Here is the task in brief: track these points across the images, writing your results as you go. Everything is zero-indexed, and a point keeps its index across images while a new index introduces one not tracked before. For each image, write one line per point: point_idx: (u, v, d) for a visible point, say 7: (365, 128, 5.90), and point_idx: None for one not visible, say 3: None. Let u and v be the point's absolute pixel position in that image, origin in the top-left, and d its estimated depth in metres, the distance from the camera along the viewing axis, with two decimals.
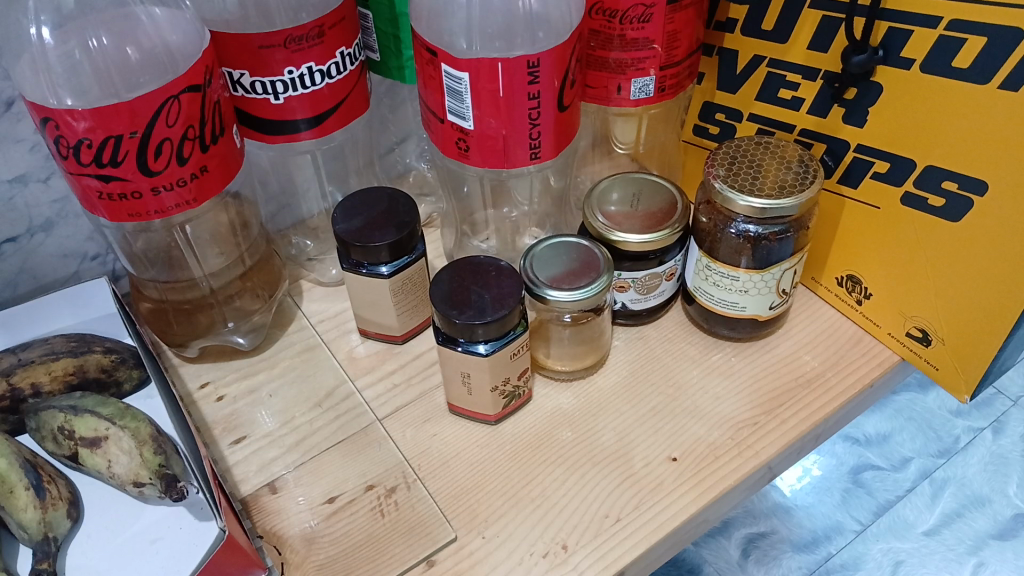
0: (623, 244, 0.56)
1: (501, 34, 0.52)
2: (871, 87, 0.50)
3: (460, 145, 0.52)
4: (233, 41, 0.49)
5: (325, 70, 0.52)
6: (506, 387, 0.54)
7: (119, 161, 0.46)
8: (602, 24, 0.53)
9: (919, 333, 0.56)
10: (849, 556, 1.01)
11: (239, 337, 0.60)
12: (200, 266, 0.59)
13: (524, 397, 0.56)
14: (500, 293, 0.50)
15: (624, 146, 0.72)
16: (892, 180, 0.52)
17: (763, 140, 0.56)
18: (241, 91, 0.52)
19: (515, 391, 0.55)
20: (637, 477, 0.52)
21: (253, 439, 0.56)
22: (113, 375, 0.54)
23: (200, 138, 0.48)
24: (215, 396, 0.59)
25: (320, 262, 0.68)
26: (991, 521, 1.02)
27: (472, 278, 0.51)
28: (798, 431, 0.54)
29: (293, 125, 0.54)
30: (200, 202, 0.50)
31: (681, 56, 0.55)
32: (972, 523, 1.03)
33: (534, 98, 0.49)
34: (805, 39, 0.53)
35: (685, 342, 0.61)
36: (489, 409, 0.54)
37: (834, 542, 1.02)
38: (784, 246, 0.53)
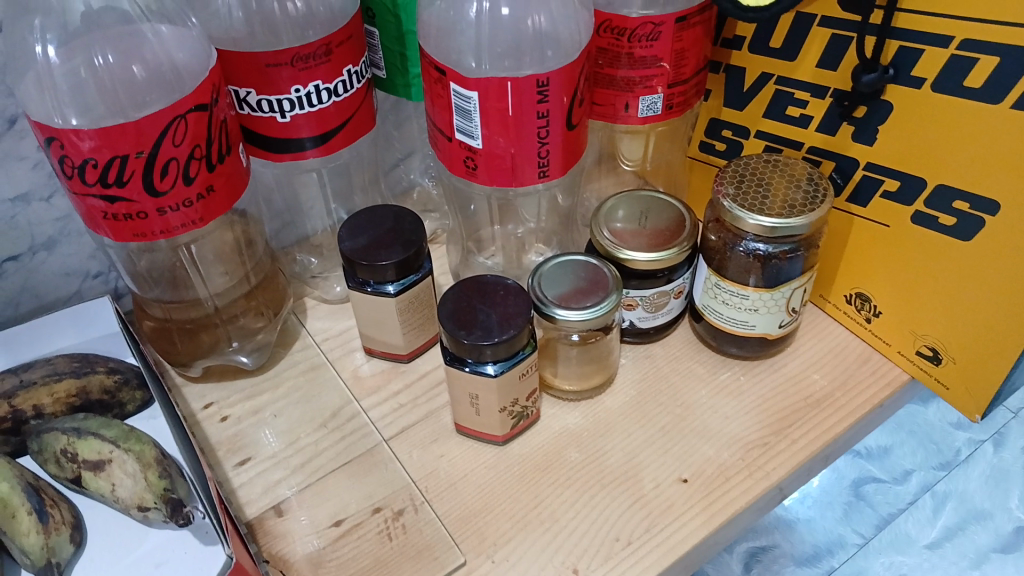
0: (631, 262, 0.56)
1: (510, 53, 0.50)
2: (881, 106, 0.50)
3: (468, 163, 0.51)
4: (240, 59, 0.49)
5: (332, 88, 0.52)
6: (514, 409, 0.53)
7: (124, 181, 0.45)
8: (610, 41, 0.52)
9: (929, 351, 0.56)
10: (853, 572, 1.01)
11: (243, 356, 0.60)
12: (205, 285, 0.58)
13: (532, 418, 0.56)
14: (503, 315, 0.50)
15: (632, 164, 0.70)
16: (903, 200, 0.52)
17: (771, 159, 0.56)
18: (246, 109, 0.52)
19: (523, 411, 0.54)
20: (647, 499, 0.52)
21: (257, 460, 0.55)
22: (116, 397, 0.54)
23: (206, 158, 0.48)
24: (219, 416, 0.58)
25: (325, 279, 0.67)
26: (992, 536, 1.03)
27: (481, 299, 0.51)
28: (809, 452, 0.54)
29: (298, 143, 0.53)
30: (206, 221, 0.49)
31: (689, 75, 0.54)
32: (973, 537, 1.03)
33: (543, 117, 0.49)
34: (814, 58, 0.52)
35: (693, 361, 0.60)
36: (498, 429, 0.54)
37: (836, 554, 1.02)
38: (794, 265, 0.53)
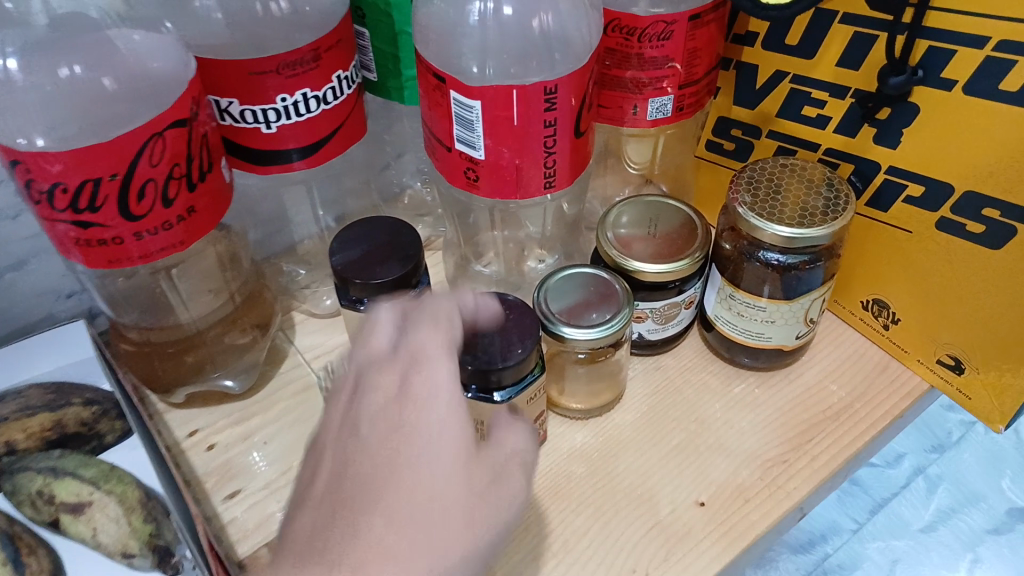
0: (640, 274, 0.53)
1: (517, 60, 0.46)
2: (906, 108, 0.47)
3: (469, 174, 0.48)
4: (220, 67, 0.45)
5: (321, 96, 0.48)
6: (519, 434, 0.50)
7: (97, 206, 0.41)
8: (619, 41, 0.49)
9: (951, 360, 0.54)
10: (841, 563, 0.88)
11: (228, 380, 0.56)
12: (186, 309, 0.54)
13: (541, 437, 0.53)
14: (502, 338, 0.46)
15: (637, 168, 0.67)
16: (928, 205, 0.50)
17: (786, 163, 0.53)
18: (228, 120, 0.48)
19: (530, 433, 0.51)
20: (663, 524, 0.49)
21: (248, 493, 0.52)
22: (94, 429, 0.50)
23: (187, 177, 0.44)
24: (205, 445, 0.55)
25: (314, 291, 0.64)
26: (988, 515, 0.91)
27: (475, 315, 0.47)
28: (830, 469, 0.52)
29: (285, 155, 0.50)
30: (188, 244, 0.46)
31: (700, 74, 0.51)
32: (968, 520, 0.90)
33: (550, 125, 0.45)
34: (834, 56, 0.49)
35: (706, 373, 0.58)
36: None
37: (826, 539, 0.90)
38: (814, 275, 0.50)
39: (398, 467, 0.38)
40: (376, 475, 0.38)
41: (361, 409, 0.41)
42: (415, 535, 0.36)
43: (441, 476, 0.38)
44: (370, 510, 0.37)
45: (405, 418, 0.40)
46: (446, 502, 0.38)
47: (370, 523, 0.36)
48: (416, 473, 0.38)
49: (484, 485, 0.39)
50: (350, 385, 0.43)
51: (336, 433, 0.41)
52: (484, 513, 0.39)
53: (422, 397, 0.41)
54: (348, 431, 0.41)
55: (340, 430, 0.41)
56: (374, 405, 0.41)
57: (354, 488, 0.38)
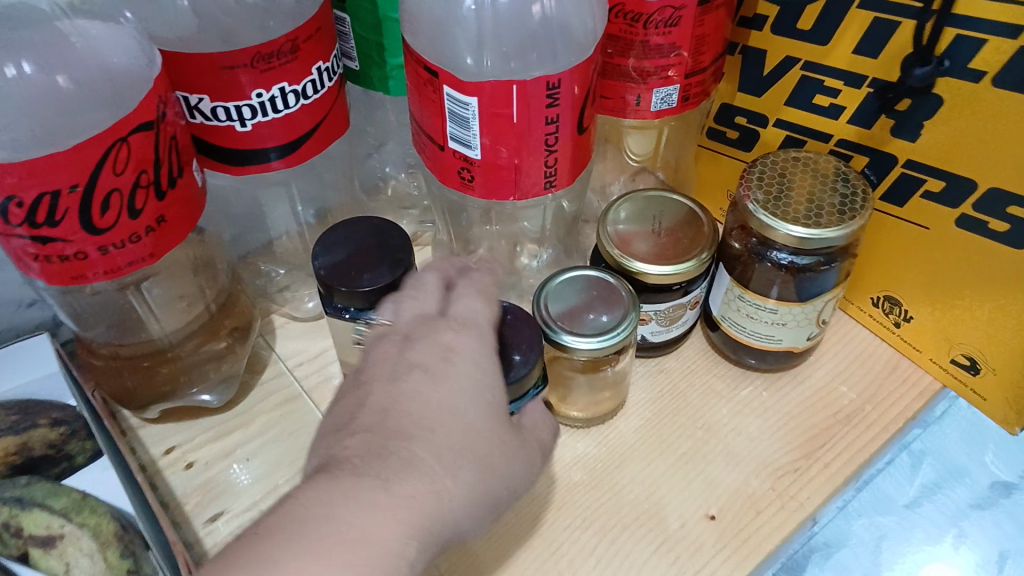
0: (644, 276, 0.50)
1: (518, 53, 0.42)
2: (927, 100, 0.44)
3: (463, 174, 0.45)
4: (188, 61, 0.41)
5: (299, 90, 0.44)
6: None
7: (57, 221, 0.37)
8: (623, 28, 0.45)
9: (966, 360, 0.52)
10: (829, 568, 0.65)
11: (205, 395, 0.52)
12: (159, 323, 0.49)
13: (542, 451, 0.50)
14: (508, 343, 0.44)
15: (638, 159, 0.62)
16: (947, 201, 0.47)
17: (795, 154, 0.50)
18: (198, 118, 0.44)
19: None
20: (673, 541, 0.47)
21: (232, 514, 0.49)
22: (63, 450, 0.47)
23: (155, 184, 0.40)
24: (183, 463, 0.51)
25: (295, 294, 0.61)
26: (970, 490, 0.70)
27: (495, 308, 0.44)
28: (843, 477, 0.50)
29: (261, 154, 0.46)
30: (159, 256, 0.42)
31: (708, 62, 0.48)
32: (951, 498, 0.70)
33: (552, 122, 0.42)
34: (850, 43, 0.46)
35: (711, 375, 0.55)
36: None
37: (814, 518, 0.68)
38: (828, 277, 0.48)
39: (432, 424, 0.35)
40: (412, 424, 0.35)
41: (405, 356, 0.38)
42: (442, 493, 0.34)
43: (470, 445, 0.36)
44: (402, 459, 0.34)
45: (447, 375, 0.37)
46: (471, 470, 0.35)
47: (402, 472, 0.33)
48: (450, 436, 0.35)
49: (512, 466, 0.38)
50: (400, 333, 0.40)
51: (375, 376, 0.38)
52: (496, 499, 0.37)
53: (470, 358, 0.38)
54: (392, 374, 0.37)
55: (380, 372, 0.38)
56: (420, 356, 0.38)
57: (385, 436, 0.35)
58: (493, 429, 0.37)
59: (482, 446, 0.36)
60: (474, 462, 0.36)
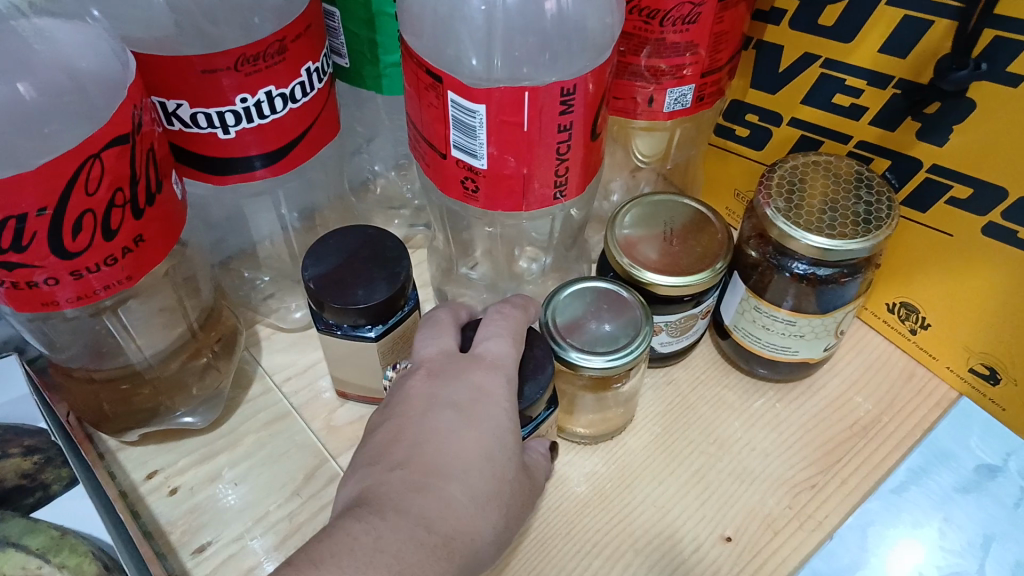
0: (654, 286, 0.47)
1: (531, 57, 0.39)
2: (960, 104, 0.42)
3: (466, 184, 0.41)
4: (165, 64, 0.37)
5: (288, 93, 0.41)
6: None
7: (24, 246, 0.34)
8: (637, 25, 0.42)
9: (984, 370, 0.50)
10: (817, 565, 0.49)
11: (188, 417, 0.49)
12: (138, 347, 0.46)
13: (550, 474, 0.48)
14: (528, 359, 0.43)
15: (646, 160, 0.59)
16: (974, 209, 0.45)
17: (815, 157, 0.48)
18: (177, 125, 0.40)
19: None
20: (688, 566, 0.45)
21: (221, 544, 0.46)
22: (37, 480, 0.43)
23: (132, 202, 0.36)
24: (167, 489, 0.48)
25: (282, 304, 0.57)
26: (970, 479, 0.52)
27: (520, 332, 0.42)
28: (862, 494, 0.48)
29: (245, 162, 0.42)
30: (137, 278, 0.38)
31: (725, 60, 0.45)
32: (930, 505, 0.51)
33: (564, 130, 0.39)
34: (876, 41, 0.44)
35: (722, 386, 0.53)
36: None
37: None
38: (851, 287, 0.45)
39: (466, 465, 0.36)
40: (447, 464, 0.36)
41: (436, 393, 0.39)
42: (474, 531, 0.35)
43: (496, 489, 0.37)
44: (439, 495, 0.35)
45: (478, 416, 0.38)
46: (495, 512, 0.37)
47: (441, 506, 0.35)
48: (482, 478, 0.37)
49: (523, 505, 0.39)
50: (426, 368, 0.40)
51: (407, 409, 0.38)
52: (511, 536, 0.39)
53: (499, 398, 0.39)
54: (424, 409, 0.38)
55: (412, 403, 0.39)
56: (452, 395, 0.39)
57: (418, 470, 0.36)
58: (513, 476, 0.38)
59: (505, 490, 0.38)
60: (498, 503, 0.37)
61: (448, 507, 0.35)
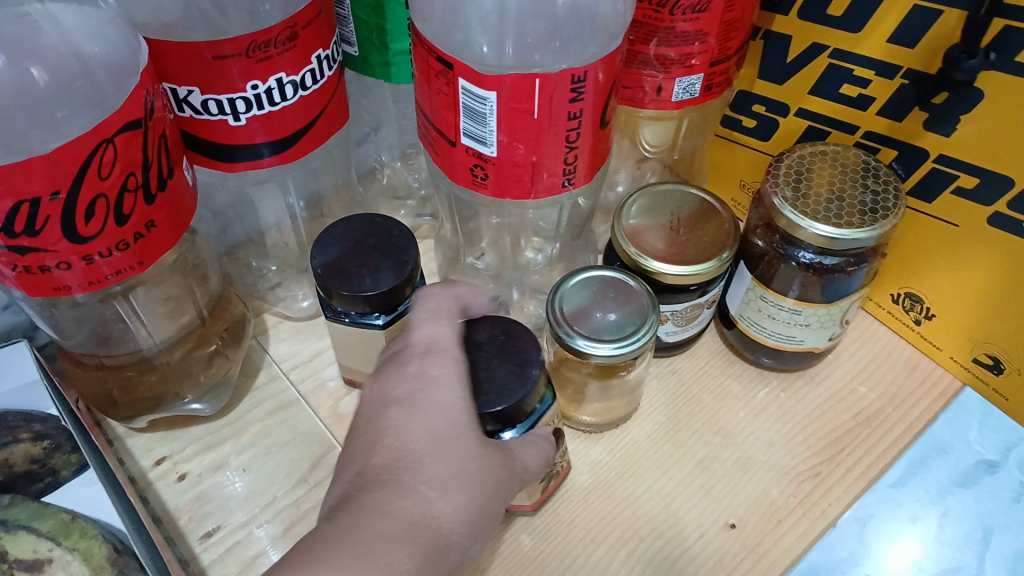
0: (660, 275, 0.47)
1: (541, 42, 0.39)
2: (968, 94, 0.42)
3: (476, 172, 0.41)
4: (176, 49, 0.37)
5: (298, 80, 0.41)
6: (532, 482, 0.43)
7: (38, 230, 0.34)
8: (647, 13, 0.42)
9: (988, 360, 0.50)
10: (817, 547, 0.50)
11: (196, 404, 0.49)
12: (148, 334, 0.46)
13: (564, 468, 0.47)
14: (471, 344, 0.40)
15: (654, 149, 0.58)
16: (980, 199, 0.45)
17: (822, 147, 0.48)
18: (188, 112, 0.40)
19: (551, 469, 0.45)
20: (693, 553, 0.45)
21: (229, 529, 0.47)
22: (46, 464, 0.44)
23: (144, 186, 0.36)
24: (175, 475, 0.49)
25: (288, 291, 0.57)
26: (955, 466, 0.53)
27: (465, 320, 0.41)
28: (865, 482, 0.48)
29: (254, 150, 0.42)
30: (148, 263, 0.39)
31: (733, 49, 0.45)
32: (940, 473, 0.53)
33: (574, 117, 0.39)
34: (886, 31, 0.44)
35: (727, 376, 0.53)
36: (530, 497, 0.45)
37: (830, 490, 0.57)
38: (857, 277, 0.46)
39: (420, 454, 0.34)
40: (403, 455, 0.34)
41: (383, 394, 0.37)
42: (442, 518, 0.33)
43: (463, 469, 0.34)
44: (409, 486, 0.33)
45: (423, 403, 0.36)
46: (467, 491, 0.34)
47: (402, 498, 0.32)
48: (440, 463, 0.34)
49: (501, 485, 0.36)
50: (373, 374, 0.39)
51: (361, 417, 0.37)
52: (495, 519, 0.36)
53: (445, 383, 0.37)
54: (373, 412, 0.37)
55: (366, 410, 0.37)
56: (396, 392, 0.37)
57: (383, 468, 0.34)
58: (484, 447, 0.36)
59: (472, 464, 0.35)
60: (469, 480, 0.34)
61: (410, 499, 0.32)
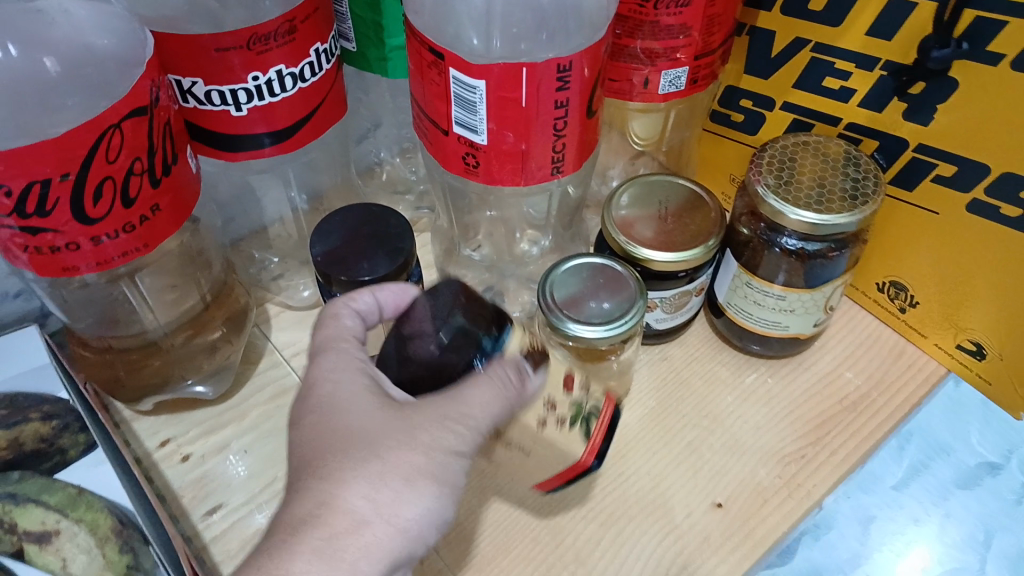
0: (649, 262, 0.49)
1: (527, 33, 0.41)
2: (945, 83, 0.43)
3: (467, 160, 0.43)
4: (180, 41, 0.39)
5: (297, 72, 0.43)
6: (555, 418, 0.44)
7: (48, 210, 0.36)
8: (632, 8, 0.44)
9: (972, 346, 0.51)
10: (818, 549, 0.58)
11: (199, 386, 0.51)
12: (153, 316, 0.48)
13: (611, 404, 0.48)
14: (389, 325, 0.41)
15: (642, 143, 0.61)
16: (959, 186, 0.46)
17: (805, 138, 0.49)
18: (191, 102, 0.42)
19: (582, 406, 0.45)
20: (681, 530, 0.47)
21: (232, 507, 0.48)
22: (55, 444, 0.45)
23: (149, 170, 0.38)
24: (179, 456, 0.50)
25: (289, 282, 0.59)
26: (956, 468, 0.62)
27: (371, 318, 0.41)
28: (850, 464, 0.49)
29: (255, 140, 0.44)
30: (152, 246, 0.40)
31: (717, 43, 0.47)
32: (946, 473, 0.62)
33: (561, 106, 0.41)
34: (865, 24, 0.45)
35: (715, 362, 0.55)
36: (578, 449, 0.45)
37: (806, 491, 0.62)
38: (839, 263, 0.47)
39: (320, 453, 0.35)
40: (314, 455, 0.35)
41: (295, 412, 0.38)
42: (349, 506, 0.33)
43: (365, 447, 0.35)
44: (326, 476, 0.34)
45: (318, 408, 0.37)
46: (372, 471, 0.34)
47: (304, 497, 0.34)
48: (335, 456, 0.35)
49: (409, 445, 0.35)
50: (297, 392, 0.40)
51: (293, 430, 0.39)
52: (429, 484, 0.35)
53: (337, 379, 0.37)
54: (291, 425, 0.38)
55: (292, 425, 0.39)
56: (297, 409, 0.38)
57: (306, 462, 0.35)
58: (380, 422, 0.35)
59: (386, 436, 0.35)
60: (379, 459, 0.34)
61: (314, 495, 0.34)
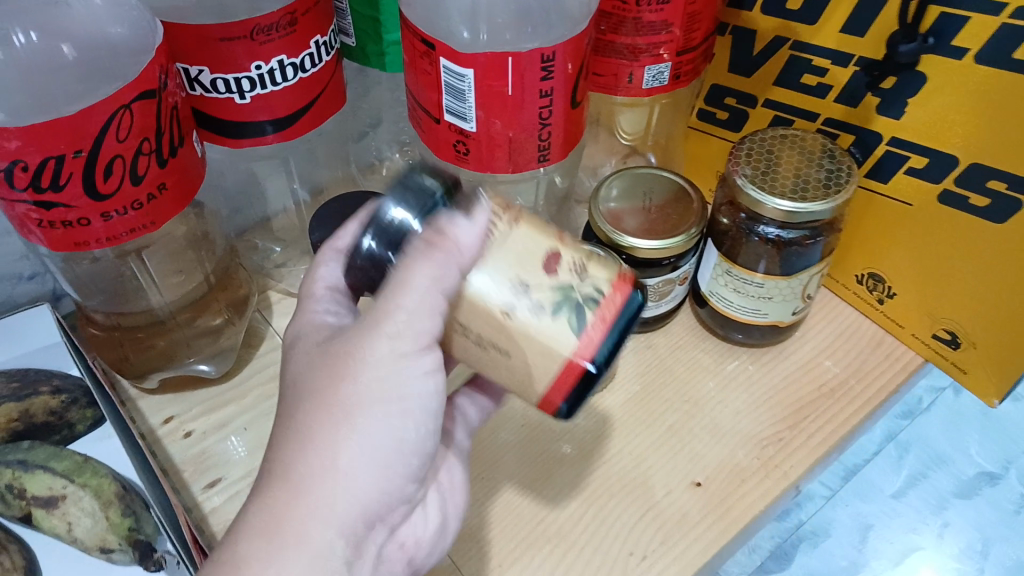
0: (633, 250, 0.50)
1: None
2: (914, 77, 0.45)
3: (458, 147, 0.45)
4: (188, 31, 0.42)
5: (298, 63, 0.45)
6: (530, 301, 0.34)
7: (61, 185, 0.38)
8: (615, 5, 0.46)
9: (947, 335, 0.53)
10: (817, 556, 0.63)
11: (202, 364, 0.53)
12: (159, 294, 0.51)
13: (620, 288, 0.36)
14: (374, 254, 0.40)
15: (628, 138, 0.64)
16: (930, 177, 0.48)
17: (784, 132, 0.51)
18: (198, 90, 0.44)
19: (572, 290, 0.35)
20: (660, 507, 0.48)
21: (230, 481, 0.50)
22: (64, 418, 0.48)
23: (157, 151, 0.41)
24: (182, 432, 0.52)
25: (290, 269, 0.61)
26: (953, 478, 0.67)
27: None
28: (826, 447, 0.51)
29: (257, 127, 0.46)
30: (158, 224, 0.43)
31: (699, 40, 0.49)
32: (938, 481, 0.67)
33: (546, 96, 0.43)
34: (839, 22, 0.47)
35: (698, 350, 0.57)
36: (567, 343, 0.34)
37: (799, 502, 0.66)
38: (815, 251, 0.49)
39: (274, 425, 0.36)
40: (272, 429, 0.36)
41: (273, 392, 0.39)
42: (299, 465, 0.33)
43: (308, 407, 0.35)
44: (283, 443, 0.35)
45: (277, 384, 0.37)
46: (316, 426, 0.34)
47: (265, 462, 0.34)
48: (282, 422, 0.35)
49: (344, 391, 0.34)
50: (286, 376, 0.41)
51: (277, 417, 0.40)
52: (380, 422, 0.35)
53: (294, 351, 0.38)
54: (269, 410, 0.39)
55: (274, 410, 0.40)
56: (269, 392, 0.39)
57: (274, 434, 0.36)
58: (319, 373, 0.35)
59: (315, 389, 0.35)
60: (320, 414, 0.34)
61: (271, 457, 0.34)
